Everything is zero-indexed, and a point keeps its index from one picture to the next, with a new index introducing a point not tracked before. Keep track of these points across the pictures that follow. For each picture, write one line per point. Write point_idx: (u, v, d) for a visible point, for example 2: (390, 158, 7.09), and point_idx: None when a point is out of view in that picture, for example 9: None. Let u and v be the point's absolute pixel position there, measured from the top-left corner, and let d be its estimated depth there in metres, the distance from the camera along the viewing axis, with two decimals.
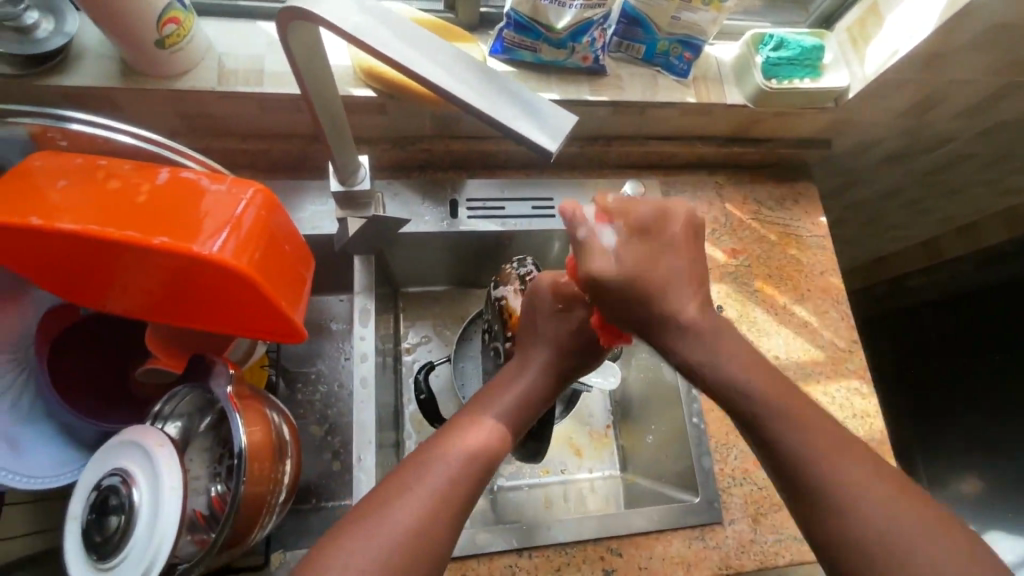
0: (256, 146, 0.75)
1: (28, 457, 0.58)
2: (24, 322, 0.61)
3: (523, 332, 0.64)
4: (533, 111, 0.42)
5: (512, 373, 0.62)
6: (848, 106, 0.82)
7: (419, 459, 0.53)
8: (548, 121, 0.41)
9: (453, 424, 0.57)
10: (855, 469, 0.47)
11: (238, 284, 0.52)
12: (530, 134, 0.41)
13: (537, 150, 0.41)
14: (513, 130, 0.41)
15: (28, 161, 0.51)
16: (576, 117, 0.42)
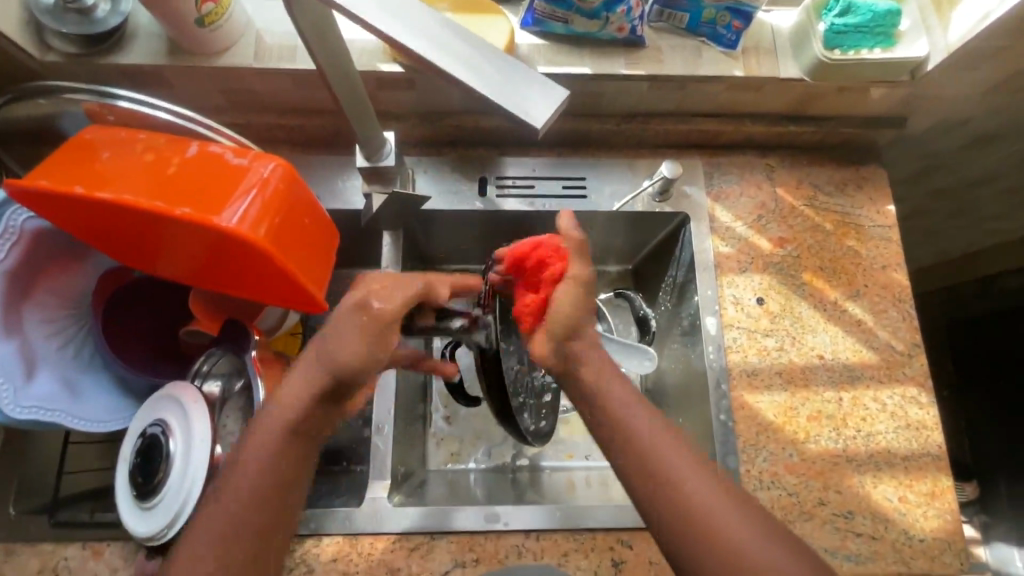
0: (294, 121, 0.77)
1: (87, 403, 0.65)
2: (85, 282, 0.68)
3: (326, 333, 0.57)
4: (525, 84, 0.40)
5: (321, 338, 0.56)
6: (926, 80, 0.72)
7: (245, 450, 0.54)
8: (542, 93, 0.39)
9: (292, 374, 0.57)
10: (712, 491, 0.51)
11: (255, 255, 0.53)
12: (517, 112, 0.39)
13: (526, 127, 0.39)
14: (502, 107, 0.39)
15: (82, 135, 0.56)
16: (567, 89, 0.40)
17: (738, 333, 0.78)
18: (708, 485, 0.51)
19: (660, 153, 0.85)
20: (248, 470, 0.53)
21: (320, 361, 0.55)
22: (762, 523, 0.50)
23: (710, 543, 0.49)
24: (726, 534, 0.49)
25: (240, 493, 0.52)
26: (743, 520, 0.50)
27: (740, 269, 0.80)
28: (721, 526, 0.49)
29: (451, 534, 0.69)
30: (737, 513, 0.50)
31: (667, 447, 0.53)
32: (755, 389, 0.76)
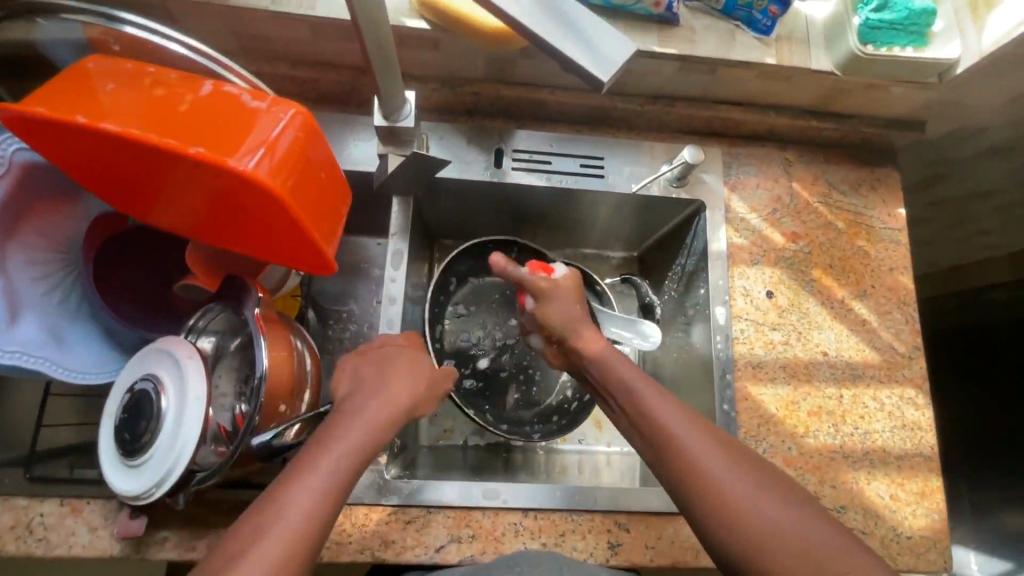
0: (307, 74, 0.74)
1: (72, 353, 0.61)
2: (75, 225, 0.64)
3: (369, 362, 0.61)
4: (594, 35, 0.39)
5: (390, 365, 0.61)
6: (953, 84, 0.72)
7: (322, 438, 0.51)
8: (607, 46, 0.39)
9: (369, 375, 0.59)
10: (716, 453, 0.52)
11: (270, 205, 0.50)
12: (585, 63, 0.38)
13: (591, 79, 0.39)
14: (570, 56, 0.38)
15: (82, 64, 0.51)
16: (634, 46, 0.40)
17: (746, 325, 0.78)
18: (717, 449, 0.53)
19: (680, 138, 0.84)
20: (333, 461, 0.49)
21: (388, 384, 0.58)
22: (775, 485, 0.51)
23: (726, 505, 0.49)
24: (738, 495, 0.50)
25: (325, 483, 0.47)
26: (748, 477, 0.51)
27: (752, 262, 0.80)
28: (728, 484, 0.50)
29: (447, 509, 0.68)
30: (749, 477, 0.51)
31: (674, 409, 0.56)
32: (759, 381, 0.76)
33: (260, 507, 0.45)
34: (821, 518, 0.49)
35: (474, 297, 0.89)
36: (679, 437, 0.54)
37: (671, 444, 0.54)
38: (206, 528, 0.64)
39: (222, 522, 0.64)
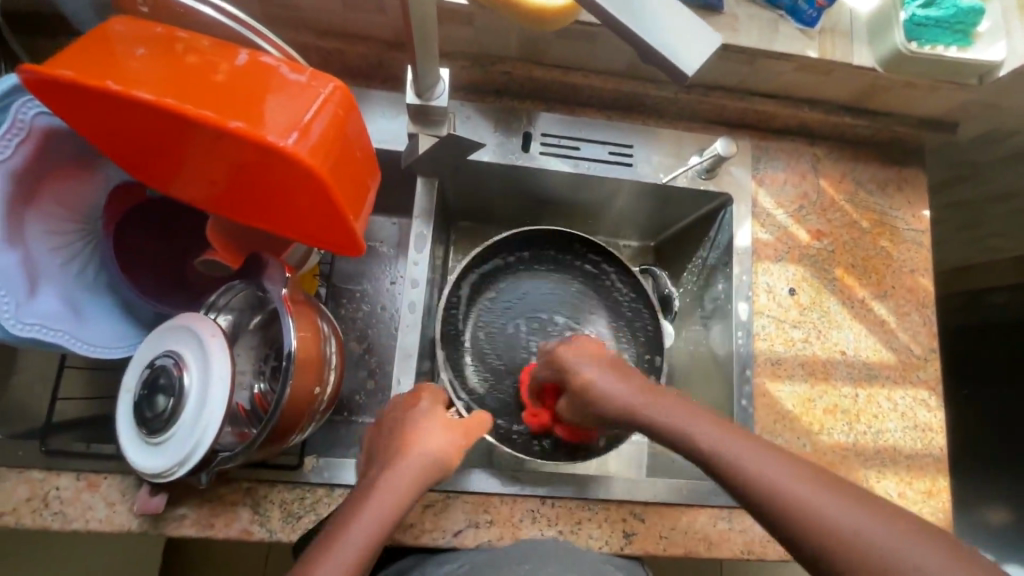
0: (333, 46, 0.71)
1: (91, 326, 0.60)
2: (93, 194, 0.62)
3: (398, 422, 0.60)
4: (678, 24, 0.35)
5: (423, 419, 0.59)
6: (994, 86, 0.71)
7: (335, 524, 0.49)
8: (690, 34, 0.35)
9: (404, 428, 0.58)
10: (773, 462, 0.48)
11: (308, 185, 0.49)
12: (664, 51, 0.35)
13: (669, 70, 0.35)
14: (649, 43, 0.34)
15: (108, 25, 0.49)
16: (719, 36, 0.36)
17: (767, 321, 0.78)
18: (745, 446, 0.50)
19: (710, 129, 0.82)
20: (368, 519, 0.49)
21: (421, 442, 0.56)
22: (814, 476, 0.46)
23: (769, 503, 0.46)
24: (752, 471, 0.48)
25: (345, 562, 0.46)
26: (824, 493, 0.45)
27: (776, 258, 0.80)
28: (808, 505, 0.44)
29: (465, 494, 0.68)
30: (751, 447, 0.49)
31: (724, 427, 0.52)
32: (778, 378, 0.76)
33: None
34: (838, 486, 0.45)
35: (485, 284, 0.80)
36: (735, 457, 0.49)
37: (742, 478, 0.48)
38: (225, 506, 0.64)
39: (241, 500, 0.64)
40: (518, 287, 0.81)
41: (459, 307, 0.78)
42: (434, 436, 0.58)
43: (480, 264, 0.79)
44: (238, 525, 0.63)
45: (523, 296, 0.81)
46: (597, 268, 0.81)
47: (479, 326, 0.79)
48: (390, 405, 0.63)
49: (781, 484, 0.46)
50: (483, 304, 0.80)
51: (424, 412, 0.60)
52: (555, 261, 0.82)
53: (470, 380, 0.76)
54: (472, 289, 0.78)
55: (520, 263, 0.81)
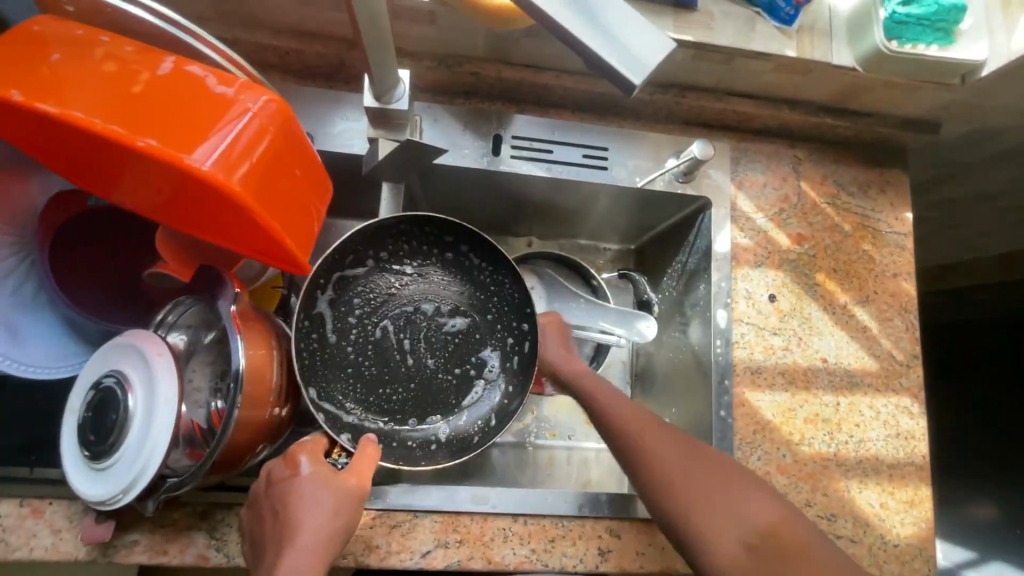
0: (290, 45, 0.68)
1: (27, 347, 0.57)
2: (29, 205, 0.58)
3: (272, 498, 0.54)
4: (629, 30, 0.33)
5: (302, 490, 0.54)
6: (977, 86, 0.69)
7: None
8: (643, 39, 0.33)
9: (283, 504, 0.53)
10: (670, 451, 0.59)
11: (236, 209, 0.45)
12: (614, 60, 0.32)
13: (619, 80, 0.33)
14: (599, 53, 0.32)
15: (26, 25, 0.45)
16: (673, 43, 0.33)
17: (747, 329, 0.75)
18: (663, 437, 0.61)
19: (687, 130, 0.80)
20: None
21: (304, 520, 0.52)
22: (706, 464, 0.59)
23: (682, 492, 0.57)
24: (653, 454, 0.59)
25: None
26: (713, 487, 0.57)
27: (756, 263, 0.77)
28: (690, 490, 0.57)
29: (434, 512, 0.65)
30: (661, 440, 0.60)
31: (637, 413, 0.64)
32: (757, 387, 0.74)
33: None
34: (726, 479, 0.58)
35: (345, 290, 0.72)
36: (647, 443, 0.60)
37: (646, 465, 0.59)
38: (179, 531, 0.61)
39: (196, 524, 0.61)
40: (377, 287, 0.73)
41: (318, 326, 0.69)
42: (322, 504, 0.53)
43: (327, 273, 0.70)
44: (194, 550, 0.60)
45: (388, 295, 0.74)
46: (456, 250, 0.75)
47: (349, 335, 0.71)
48: (263, 475, 0.56)
49: (672, 470, 0.58)
50: (346, 313, 0.72)
51: (301, 481, 0.54)
52: (421, 255, 0.75)
53: (341, 397, 0.69)
54: (329, 303, 0.71)
55: (373, 262, 0.73)
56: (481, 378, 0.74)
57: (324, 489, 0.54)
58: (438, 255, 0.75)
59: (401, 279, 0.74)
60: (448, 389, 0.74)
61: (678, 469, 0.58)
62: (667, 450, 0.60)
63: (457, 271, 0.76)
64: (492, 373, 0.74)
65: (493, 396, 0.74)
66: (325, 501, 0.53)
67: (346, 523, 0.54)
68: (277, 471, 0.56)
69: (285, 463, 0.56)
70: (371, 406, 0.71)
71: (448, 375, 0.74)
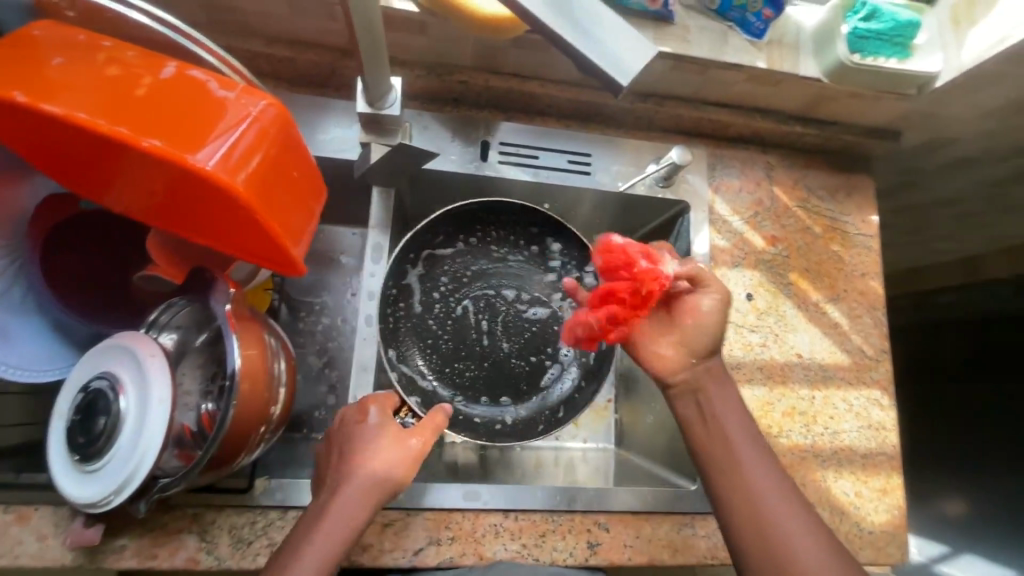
0: (282, 53, 0.69)
1: (14, 350, 0.56)
2: (20, 208, 0.58)
3: (339, 437, 0.57)
4: (614, 37, 0.35)
5: (364, 438, 0.56)
6: (932, 96, 0.74)
7: (284, 551, 0.50)
8: (627, 44, 0.35)
9: (350, 446, 0.56)
10: (755, 462, 0.58)
11: (236, 208, 0.46)
12: (602, 64, 0.35)
13: (606, 82, 0.35)
14: (590, 57, 0.34)
15: (27, 29, 0.46)
16: (657, 48, 0.36)
17: (726, 326, 0.79)
18: (756, 453, 0.59)
19: (667, 138, 0.83)
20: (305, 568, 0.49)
21: (359, 469, 0.53)
22: (784, 488, 0.57)
23: (757, 515, 0.55)
24: (738, 459, 0.58)
25: None
26: (782, 509, 0.55)
27: (733, 264, 0.81)
28: (764, 503, 0.56)
29: (425, 510, 0.66)
30: (752, 452, 0.59)
31: (734, 420, 0.60)
32: (737, 382, 0.77)
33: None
34: (796, 506, 0.56)
35: (433, 270, 0.76)
36: (733, 446, 0.59)
37: (727, 464, 0.58)
38: (169, 534, 0.61)
39: (187, 527, 0.61)
40: (464, 268, 0.77)
41: (404, 297, 0.75)
42: (376, 456, 0.54)
43: (418, 250, 0.75)
44: (184, 553, 0.60)
45: (472, 277, 0.78)
46: (542, 245, 0.78)
47: (434, 311, 0.76)
48: (338, 417, 0.59)
49: (751, 481, 0.57)
50: (432, 290, 0.76)
51: (366, 429, 0.57)
52: (507, 243, 0.78)
53: (421, 367, 0.74)
54: (417, 277, 0.76)
55: (462, 245, 0.77)
56: (551, 370, 0.79)
57: (384, 441, 0.55)
58: (521, 243, 0.78)
59: (484, 264, 0.78)
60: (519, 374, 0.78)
61: (755, 486, 0.57)
62: (750, 456, 0.58)
63: (538, 263, 0.79)
64: (562, 367, 0.78)
65: (559, 388, 0.78)
66: (383, 455, 0.55)
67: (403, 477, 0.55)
68: (352, 415, 0.59)
69: (361, 407, 0.59)
70: (446, 379, 0.75)
71: (521, 362, 0.78)
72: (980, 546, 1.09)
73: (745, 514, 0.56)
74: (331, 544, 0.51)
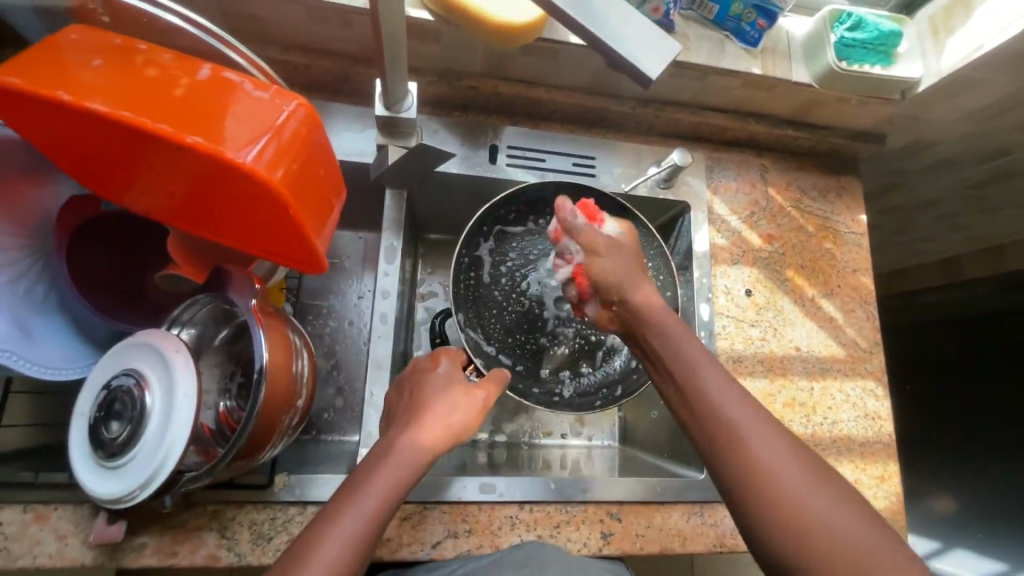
0: (299, 60, 0.71)
1: (41, 346, 0.57)
2: (44, 210, 0.60)
3: (410, 384, 0.61)
4: (640, 35, 0.38)
5: (436, 384, 0.60)
6: (915, 101, 0.79)
7: (352, 479, 0.51)
8: (653, 42, 0.38)
9: (422, 388, 0.59)
10: (726, 392, 0.50)
11: (269, 202, 0.48)
12: (632, 59, 0.37)
13: (636, 76, 0.38)
14: (621, 53, 0.37)
15: (63, 34, 0.48)
16: (679, 44, 0.39)
17: (727, 321, 0.82)
18: (726, 383, 0.51)
19: (666, 142, 0.87)
20: (379, 487, 0.50)
21: (431, 409, 0.57)
22: (767, 418, 0.49)
23: (737, 452, 0.47)
24: (707, 391, 0.50)
25: (354, 530, 0.47)
26: (765, 442, 0.47)
27: (732, 261, 0.84)
28: (744, 436, 0.48)
29: (443, 503, 0.67)
30: (721, 381, 0.51)
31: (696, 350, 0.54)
32: (739, 374, 0.80)
33: (292, 557, 0.45)
34: (781, 436, 0.48)
35: (505, 245, 0.76)
36: (699, 376, 0.52)
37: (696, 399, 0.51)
38: (188, 532, 0.61)
39: (207, 524, 0.61)
40: (534, 247, 0.77)
41: (476, 268, 0.75)
42: (447, 400, 0.58)
43: (493, 223, 0.75)
44: (204, 550, 0.60)
45: (542, 257, 0.77)
46: None
47: (501, 284, 0.76)
48: (409, 365, 0.64)
49: (725, 414, 0.49)
50: (502, 264, 0.76)
51: (437, 377, 0.61)
52: None
53: (489, 337, 0.73)
54: (489, 250, 0.76)
55: (533, 224, 0.77)
56: (613, 350, 0.75)
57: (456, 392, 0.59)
58: None
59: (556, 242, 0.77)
60: (580, 355, 0.75)
61: (728, 419, 0.49)
62: (717, 385, 0.51)
63: None
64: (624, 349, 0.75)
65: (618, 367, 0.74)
66: (453, 400, 0.58)
67: (468, 424, 0.58)
68: (422, 368, 0.63)
69: (431, 362, 0.63)
70: (510, 352, 0.73)
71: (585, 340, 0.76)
72: (965, 538, 1.14)
73: (722, 454, 0.48)
74: (397, 474, 0.51)
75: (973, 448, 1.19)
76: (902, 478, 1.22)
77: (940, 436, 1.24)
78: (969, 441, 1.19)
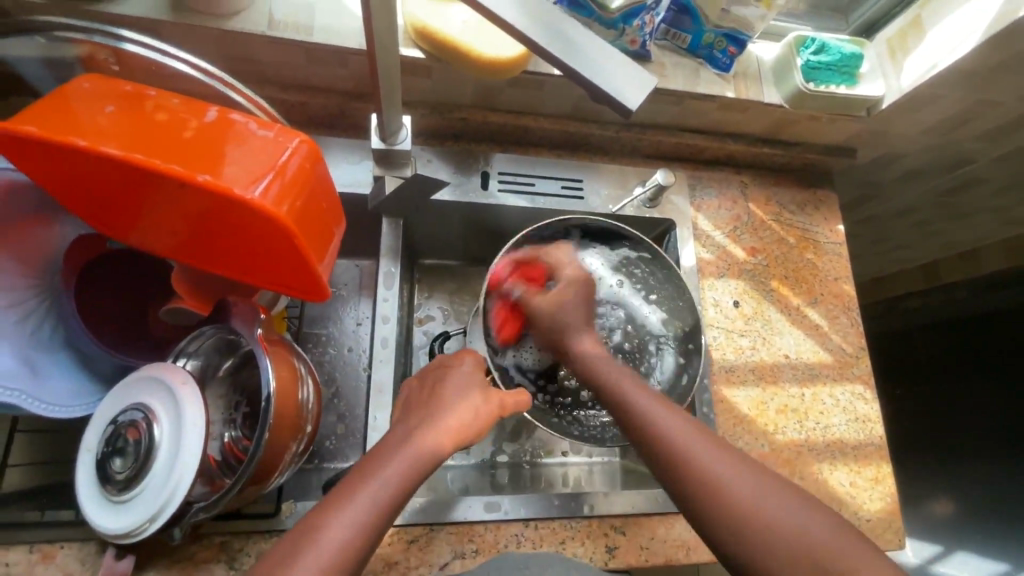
0: (296, 97, 0.74)
1: (47, 384, 0.58)
2: (51, 250, 0.62)
3: (432, 384, 0.63)
4: (619, 70, 0.41)
5: (459, 385, 0.61)
6: (881, 116, 0.84)
7: (357, 481, 0.51)
8: (633, 77, 0.41)
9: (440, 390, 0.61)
10: (673, 422, 0.58)
11: (275, 234, 0.50)
12: (614, 91, 0.41)
13: (617, 106, 0.41)
14: (603, 87, 0.41)
15: (74, 83, 0.50)
16: (655, 75, 0.42)
17: (718, 332, 0.84)
18: (667, 411, 0.59)
19: (650, 163, 0.91)
20: (383, 481, 0.51)
21: (446, 407, 0.58)
22: (707, 436, 0.57)
23: (687, 471, 0.54)
24: (657, 424, 0.58)
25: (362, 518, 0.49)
26: (706, 458, 0.54)
27: (719, 274, 0.87)
28: (689, 456, 0.55)
29: (448, 525, 0.68)
30: (660, 408, 0.59)
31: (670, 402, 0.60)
32: (732, 384, 0.82)
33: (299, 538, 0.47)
34: (720, 450, 0.55)
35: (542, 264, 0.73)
36: (642, 407, 0.59)
37: (646, 432, 0.58)
38: (194, 566, 0.61)
39: (214, 557, 0.62)
40: None
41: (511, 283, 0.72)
42: (463, 402, 0.59)
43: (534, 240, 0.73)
44: None
45: None
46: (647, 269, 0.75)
47: None
48: (436, 361, 0.67)
49: (671, 436, 0.56)
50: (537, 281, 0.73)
51: (458, 377, 0.63)
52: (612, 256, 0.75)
53: (516, 358, 0.71)
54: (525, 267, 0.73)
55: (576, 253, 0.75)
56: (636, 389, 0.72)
57: (475, 392, 0.61)
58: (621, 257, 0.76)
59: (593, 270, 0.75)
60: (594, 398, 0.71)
61: (672, 446, 0.56)
62: (660, 415, 0.58)
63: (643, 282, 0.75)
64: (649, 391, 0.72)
65: None
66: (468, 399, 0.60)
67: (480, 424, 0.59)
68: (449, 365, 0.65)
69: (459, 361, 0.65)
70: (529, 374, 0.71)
71: None
72: (967, 541, 1.14)
73: (678, 475, 0.55)
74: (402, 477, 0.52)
75: (969, 446, 1.21)
76: (900, 485, 1.25)
77: (935, 437, 1.25)
78: (965, 443, 1.21)
